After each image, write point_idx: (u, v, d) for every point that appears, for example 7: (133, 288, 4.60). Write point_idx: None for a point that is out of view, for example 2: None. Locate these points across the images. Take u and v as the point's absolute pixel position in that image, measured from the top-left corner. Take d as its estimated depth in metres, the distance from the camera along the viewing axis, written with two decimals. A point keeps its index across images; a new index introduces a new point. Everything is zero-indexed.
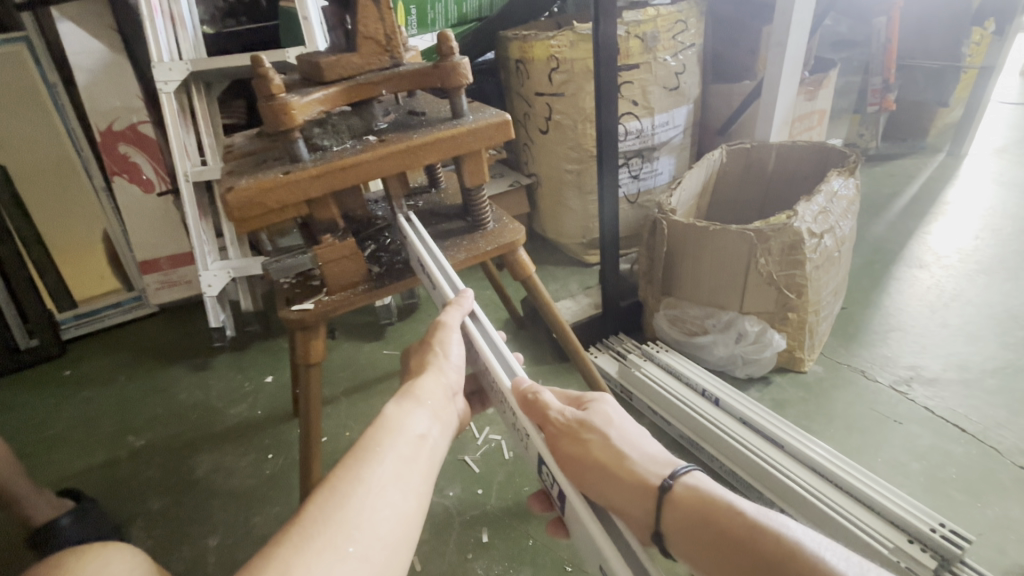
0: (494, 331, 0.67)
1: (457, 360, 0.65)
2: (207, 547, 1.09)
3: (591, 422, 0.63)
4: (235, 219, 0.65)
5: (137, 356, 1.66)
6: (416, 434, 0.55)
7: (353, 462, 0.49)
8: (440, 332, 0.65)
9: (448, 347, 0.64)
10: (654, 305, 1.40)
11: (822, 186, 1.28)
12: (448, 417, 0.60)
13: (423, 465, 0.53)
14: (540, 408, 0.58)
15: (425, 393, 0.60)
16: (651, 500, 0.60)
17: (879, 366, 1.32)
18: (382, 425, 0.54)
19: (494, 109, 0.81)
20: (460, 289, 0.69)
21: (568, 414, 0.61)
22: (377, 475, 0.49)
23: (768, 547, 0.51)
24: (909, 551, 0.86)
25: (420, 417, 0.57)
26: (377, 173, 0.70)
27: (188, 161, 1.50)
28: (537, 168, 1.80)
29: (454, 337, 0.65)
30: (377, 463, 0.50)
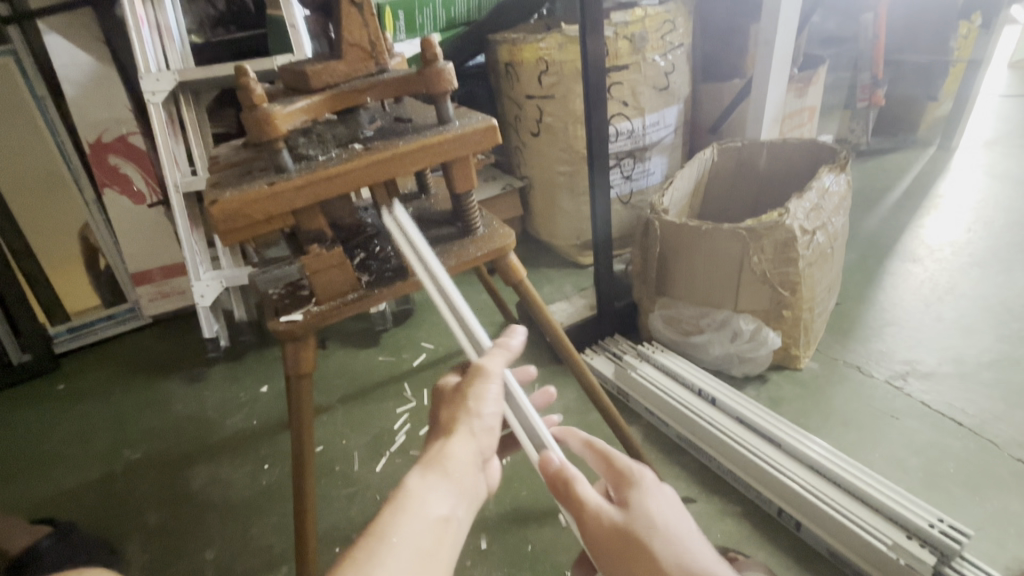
0: (523, 394, 0.64)
1: (490, 420, 0.59)
2: (204, 561, 1.08)
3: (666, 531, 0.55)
4: (220, 231, 0.64)
5: (132, 369, 1.65)
6: (437, 517, 0.49)
7: (367, 551, 0.45)
8: (478, 383, 0.59)
9: (483, 402, 0.58)
10: (649, 306, 1.40)
11: (813, 183, 1.28)
12: (473, 490, 0.54)
13: (444, 558, 0.47)
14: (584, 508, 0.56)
15: (453, 462, 0.54)
16: None
17: (874, 361, 1.32)
18: (400, 504, 0.49)
19: (481, 114, 0.80)
20: (501, 339, 0.65)
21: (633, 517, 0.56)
22: (385, 574, 0.43)
23: None
24: (909, 548, 0.85)
25: (443, 495, 0.51)
26: (363, 182, 0.70)
27: (178, 171, 1.49)
28: (529, 171, 1.80)
29: (492, 390, 0.60)
30: (387, 555, 0.45)
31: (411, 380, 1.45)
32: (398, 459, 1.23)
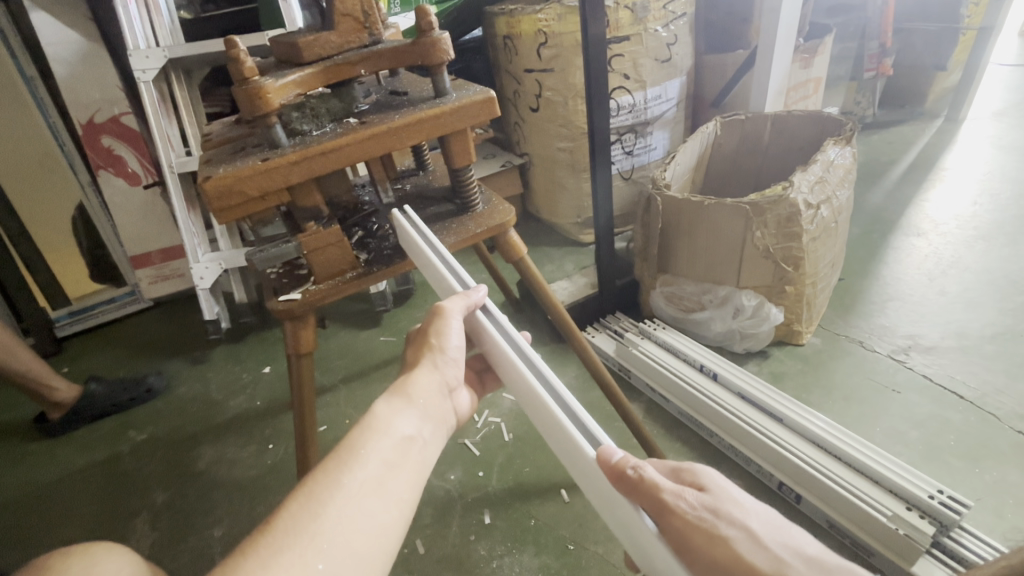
0: (516, 332, 0.65)
1: (455, 352, 0.62)
2: (212, 538, 1.10)
3: (725, 511, 0.50)
4: (214, 209, 0.63)
5: (135, 351, 1.65)
6: (403, 435, 0.52)
7: (334, 466, 0.46)
8: (437, 320, 0.62)
9: (447, 336, 0.62)
10: (650, 283, 1.39)
11: (818, 156, 1.25)
12: (441, 415, 0.58)
13: (411, 469, 0.50)
14: (647, 490, 0.50)
15: (425, 375, 0.58)
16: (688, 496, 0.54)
17: (876, 336, 1.32)
18: (368, 423, 0.51)
19: (478, 86, 0.78)
20: (472, 286, 0.68)
21: (695, 500, 0.50)
22: (358, 481, 0.46)
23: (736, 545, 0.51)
24: (908, 518, 0.86)
25: (409, 417, 0.54)
26: (360, 157, 0.68)
27: (172, 152, 1.46)
28: (528, 148, 1.77)
29: (454, 326, 0.63)
30: (358, 467, 0.47)
31: None
32: None
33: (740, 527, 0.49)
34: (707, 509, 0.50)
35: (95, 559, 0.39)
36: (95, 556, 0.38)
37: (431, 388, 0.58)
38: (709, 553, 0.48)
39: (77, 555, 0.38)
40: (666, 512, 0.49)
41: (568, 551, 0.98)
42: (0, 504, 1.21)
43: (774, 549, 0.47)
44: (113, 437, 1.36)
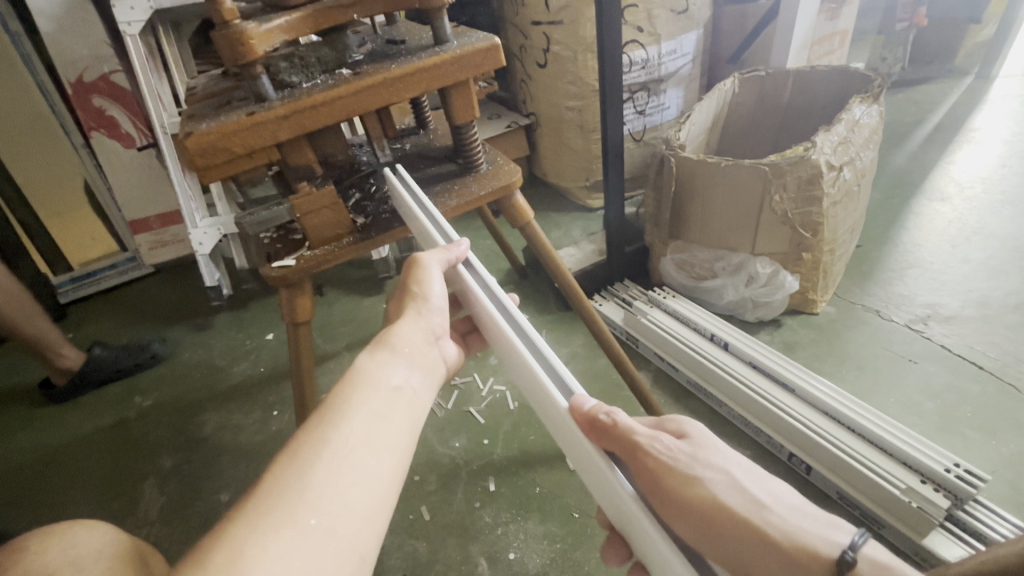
0: (496, 287, 0.62)
1: (437, 300, 0.60)
2: (219, 502, 1.11)
3: (704, 456, 0.49)
4: (198, 167, 0.59)
5: (138, 318, 1.64)
6: (391, 385, 0.49)
7: (319, 423, 0.44)
8: (414, 270, 0.60)
9: (426, 283, 0.60)
10: (661, 249, 1.34)
11: (842, 115, 1.18)
12: (431, 363, 0.55)
13: (401, 420, 0.47)
14: (617, 434, 0.49)
15: (409, 328, 0.56)
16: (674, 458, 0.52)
17: (894, 305, 1.27)
18: (353, 378, 0.48)
19: (482, 32, 0.72)
20: (454, 240, 0.65)
21: (669, 443, 0.49)
22: (345, 436, 0.43)
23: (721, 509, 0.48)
24: (922, 492, 0.84)
25: (395, 367, 0.51)
26: (353, 110, 0.63)
27: (163, 111, 1.40)
28: (535, 107, 1.70)
29: (433, 274, 0.61)
30: (345, 422, 0.44)
31: None
32: None
33: (719, 474, 0.48)
34: (682, 453, 0.49)
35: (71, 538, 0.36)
36: (73, 536, 0.36)
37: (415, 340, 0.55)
38: (683, 496, 0.47)
39: (55, 535, 0.36)
40: (639, 454, 0.48)
41: (573, 520, 0.98)
42: (9, 468, 1.22)
43: (752, 493, 0.47)
44: (119, 402, 1.36)
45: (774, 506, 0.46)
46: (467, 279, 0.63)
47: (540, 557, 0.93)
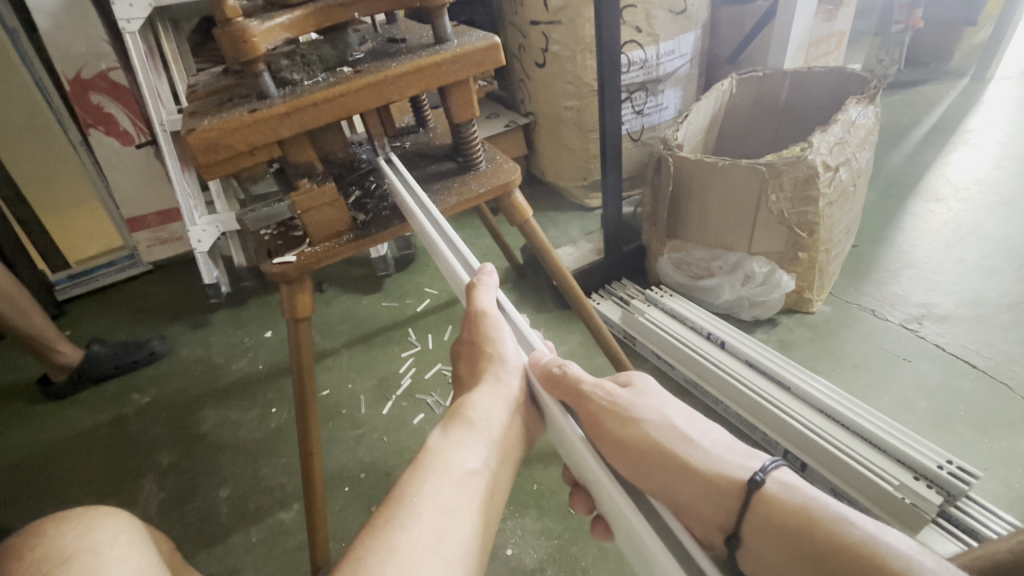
0: (532, 334, 0.64)
1: (512, 360, 0.59)
2: (218, 498, 1.11)
3: (640, 402, 0.59)
4: (200, 164, 0.59)
5: (136, 315, 1.64)
6: (464, 472, 0.50)
7: (391, 520, 0.45)
8: (484, 326, 0.60)
9: (502, 347, 0.59)
10: (658, 249, 1.35)
11: (838, 115, 1.19)
12: (505, 438, 0.55)
13: (470, 515, 0.48)
14: (568, 384, 0.56)
15: (488, 399, 0.56)
16: (643, 444, 0.57)
17: (889, 304, 1.28)
18: (424, 465, 0.49)
19: (481, 31, 0.73)
20: (481, 267, 0.65)
21: (608, 389, 0.58)
22: (411, 540, 0.43)
23: (668, 454, 0.57)
24: (915, 488, 0.85)
25: (469, 451, 0.52)
26: (354, 108, 0.64)
27: (162, 109, 1.40)
28: (534, 107, 1.70)
29: (505, 331, 0.60)
30: (414, 523, 0.44)
31: (415, 325, 1.44)
32: (404, 401, 1.24)
33: (656, 414, 0.59)
34: (619, 397, 0.58)
35: (90, 526, 0.41)
36: (89, 523, 0.41)
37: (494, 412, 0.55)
38: (619, 434, 0.57)
39: (72, 521, 0.41)
40: (583, 400, 0.56)
41: (571, 516, 0.98)
42: (8, 465, 1.22)
43: (682, 428, 0.58)
44: (117, 398, 1.36)
45: (699, 438, 0.58)
46: (519, 326, 0.64)
47: (539, 552, 0.94)
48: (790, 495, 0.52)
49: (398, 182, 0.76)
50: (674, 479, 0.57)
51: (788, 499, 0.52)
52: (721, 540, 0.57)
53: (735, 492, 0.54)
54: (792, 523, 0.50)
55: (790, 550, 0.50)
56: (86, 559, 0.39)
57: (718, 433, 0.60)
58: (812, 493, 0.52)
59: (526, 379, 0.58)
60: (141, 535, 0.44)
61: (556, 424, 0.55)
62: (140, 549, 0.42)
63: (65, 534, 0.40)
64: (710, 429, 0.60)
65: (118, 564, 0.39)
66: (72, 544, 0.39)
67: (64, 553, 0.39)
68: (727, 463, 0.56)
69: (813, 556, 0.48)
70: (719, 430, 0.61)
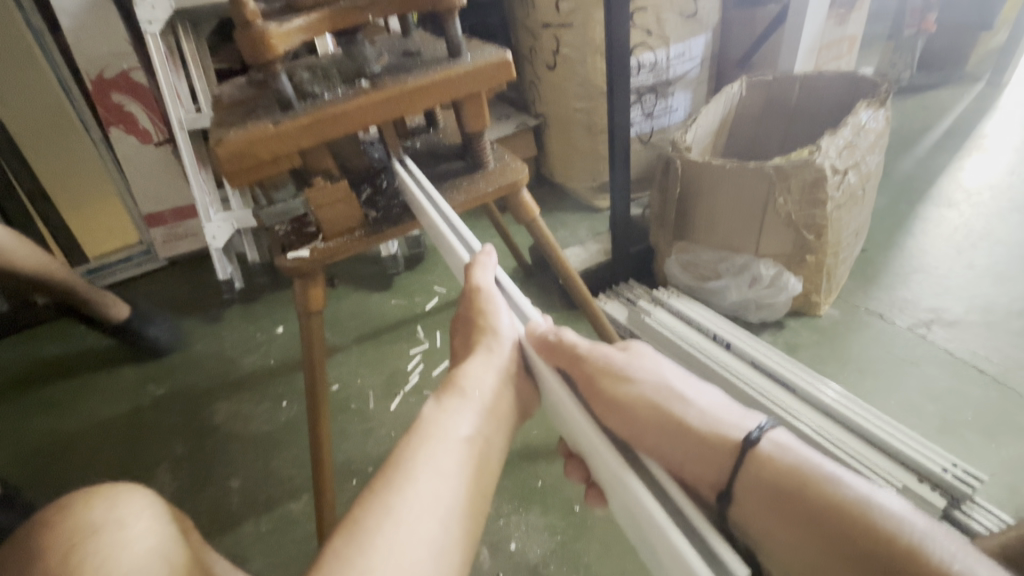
0: (527, 308, 0.66)
1: (506, 332, 0.61)
2: (229, 488, 1.14)
3: (634, 365, 0.61)
4: (227, 172, 0.62)
5: (152, 309, 1.68)
6: (459, 437, 0.51)
7: (386, 484, 0.46)
8: (479, 302, 0.62)
9: (495, 319, 0.61)
10: (665, 250, 1.35)
11: (848, 119, 1.19)
12: (500, 407, 0.56)
13: (465, 478, 0.49)
14: (563, 350, 0.59)
15: (479, 369, 0.57)
16: (636, 404, 0.58)
17: (898, 308, 1.28)
18: (420, 432, 0.51)
19: (494, 45, 0.75)
20: (479, 248, 0.68)
21: (603, 354, 0.61)
22: (407, 502, 0.45)
23: (662, 413, 0.58)
24: (919, 491, 0.86)
25: (465, 417, 0.53)
26: (371, 120, 0.66)
27: (181, 108, 1.45)
28: (544, 108, 1.72)
29: (499, 305, 0.63)
30: (409, 486, 0.46)
31: (424, 323, 1.46)
32: (412, 397, 1.26)
33: (652, 375, 0.61)
34: (613, 360, 0.61)
35: (116, 502, 0.46)
36: (115, 498, 0.46)
37: (486, 379, 0.57)
38: (613, 393, 0.58)
39: (100, 497, 0.47)
40: (579, 362, 0.58)
41: (575, 513, 1.00)
42: (29, 451, 1.26)
43: (676, 389, 0.60)
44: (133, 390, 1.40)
45: (695, 400, 0.60)
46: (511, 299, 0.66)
47: (542, 547, 0.95)
48: (784, 455, 0.53)
49: (409, 179, 0.78)
50: (666, 442, 0.58)
51: (781, 458, 0.53)
52: (712, 498, 0.57)
53: (729, 450, 0.55)
54: (783, 480, 0.51)
55: (783, 508, 0.51)
56: (112, 529, 0.44)
57: (715, 395, 0.62)
58: (807, 454, 0.53)
59: (520, 349, 0.61)
60: (163, 512, 0.48)
61: (550, 387, 0.57)
62: (160, 523, 0.46)
63: (95, 508, 0.45)
64: (706, 390, 0.61)
65: (139, 534, 0.44)
66: (98, 516, 0.44)
67: (93, 525, 0.44)
68: (722, 422, 0.57)
69: (807, 513, 0.49)
70: (717, 393, 0.62)
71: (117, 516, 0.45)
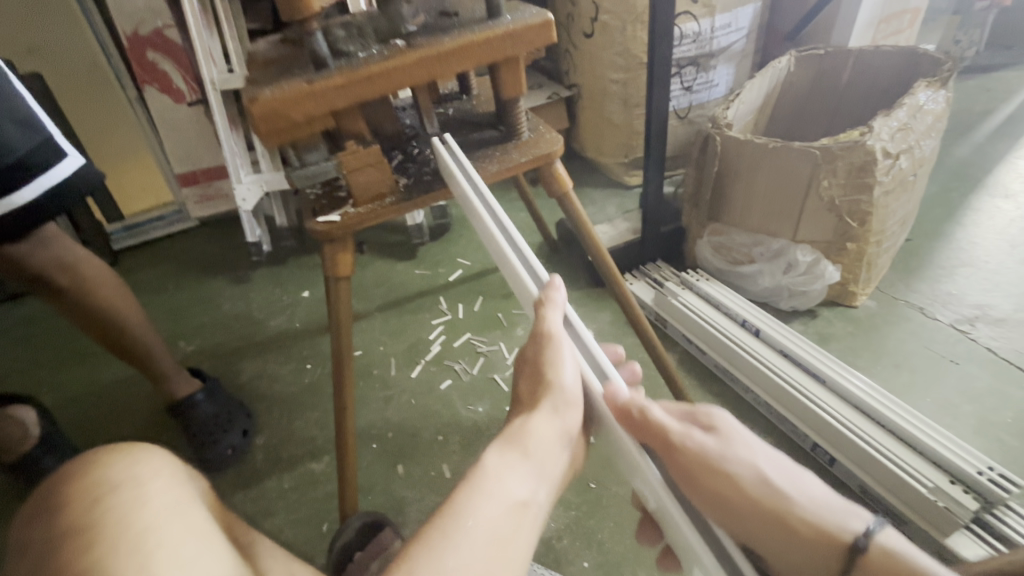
0: (598, 350, 0.59)
1: (570, 388, 0.55)
2: (254, 445, 1.17)
3: (728, 450, 0.54)
4: (261, 132, 0.60)
5: (183, 267, 1.71)
6: (517, 499, 0.46)
7: (439, 542, 0.41)
8: (549, 348, 0.57)
9: (562, 368, 0.56)
10: (697, 231, 1.31)
11: (905, 99, 1.11)
12: (555, 470, 0.52)
13: (520, 546, 0.44)
14: (651, 428, 0.52)
15: (543, 425, 0.52)
16: (728, 498, 0.52)
17: (940, 303, 1.22)
18: (477, 486, 0.46)
19: (534, 6, 0.71)
20: (546, 282, 0.62)
21: (692, 436, 0.53)
22: (461, 564, 0.40)
23: (758, 508, 0.52)
24: (950, 492, 0.83)
25: (523, 477, 0.48)
26: (405, 83, 0.64)
27: (213, 68, 1.46)
28: (578, 78, 1.66)
29: (569, 357, 0.57)
30: (465, 548, 0.41)
31: (447, 294, 1.46)
32: (433, 367, 1.27)
33: (749, 467, 0.53)
34: (704, 446, 0.53)
35: (135, 458, 0.38)
36: (136, 453, 0.38)
37: (551, 437, 0.52)
38: (706, 484, 0.52)
39: (119, 453, 0.38)
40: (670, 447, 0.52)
41: (589, 491, 1.00)
42: (69, 398, 1.32)
43: (773, 481, 0.52)
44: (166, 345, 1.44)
45: (800, 497, 0.52)
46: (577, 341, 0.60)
47: (556, 522, 0.96)
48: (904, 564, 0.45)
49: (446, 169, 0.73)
50: (766, 537, 0.52)
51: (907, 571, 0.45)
52: None
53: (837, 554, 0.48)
54: None
55: None
56: (132, 487, 0.36)
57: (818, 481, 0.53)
58: (928, 564, 0.45)
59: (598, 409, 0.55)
60: (179, 473, 0.41)
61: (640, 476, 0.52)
62: (181, 483, 0.39)
63: (112, 464, 0.37)
64: (807, 476, 0.53)
65: (162, 493, 0.37)
66: (117, 473, 0.36)
67: (111, 480, 0.36)
68: (830, 518, 0.50)
69: None
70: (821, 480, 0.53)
71: (140, 473, 0.37)
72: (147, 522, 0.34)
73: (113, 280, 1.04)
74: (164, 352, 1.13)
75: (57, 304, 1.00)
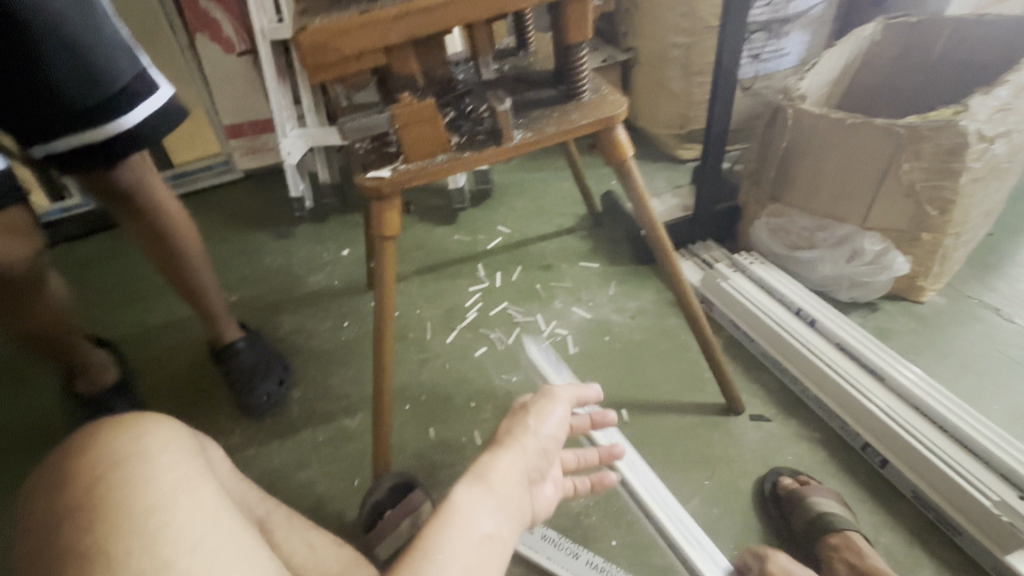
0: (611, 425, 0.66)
1: (548, 437, 0.58)
2: (292, 397, 1.20)
3: None
4: (309, 67, 0.58)
5: (229, 219, 1.74)
6: (483, 534, 0.42)
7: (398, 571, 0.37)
8: (546, 401, 0.62)
9: (544, 419, 0.59)
10: (755, 212, 1.24)
11: (1010, 75, 0.99)
12: (521, 509, 0.48)
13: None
14: None
15: (503, 462, 0.51)
16: None
17: (1019, 305, 1.12)
18: (443, 518, 0.42)
19: None
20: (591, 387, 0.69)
21: None
22: None
23: None
24: (1017, 506, 0.77)
25: (487, 511, 0.44)
26: (463, 19, 0.60)
27: (264, 17, 1.43)
28: (637, 41, 1.57)
29: (556, 411, 0.61)
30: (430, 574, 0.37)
31: (485, 262, 1.43)
32: (468, 334, 1.26)
33: None
34: None
35: (141, 432, 0.40)
36: (142, 429, 0.40)
37: (517, 470, 0.51)
38: None
39: (125, 429, 0.40)
40: None
41: (620, 470, 0.98)
42: (121, 338, 1.38)
43: None
44: None
45: None
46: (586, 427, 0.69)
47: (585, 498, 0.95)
48: None
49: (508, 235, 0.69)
50: None
51: None
52: None
53: None
54: None
55: None
56: (135, 464, 0.37)
57: None
58: None
59: None
60: (189, 446, 0.43)
61: None
62: (187, 458, 0.41)
63: (117, 439, 0.39)
64: None
65: (168, 469, 0.38)
66: (121, 447, 0.38)
67: (116, 456, 0.38)
68: None
69: None
70: None
71: (144, 447, 0.39)
72: (151, 501, 0.35)
73: (181, 211, 1.07)
74: (211, 287, 1.15)
75: (130, 223, 1.04)
